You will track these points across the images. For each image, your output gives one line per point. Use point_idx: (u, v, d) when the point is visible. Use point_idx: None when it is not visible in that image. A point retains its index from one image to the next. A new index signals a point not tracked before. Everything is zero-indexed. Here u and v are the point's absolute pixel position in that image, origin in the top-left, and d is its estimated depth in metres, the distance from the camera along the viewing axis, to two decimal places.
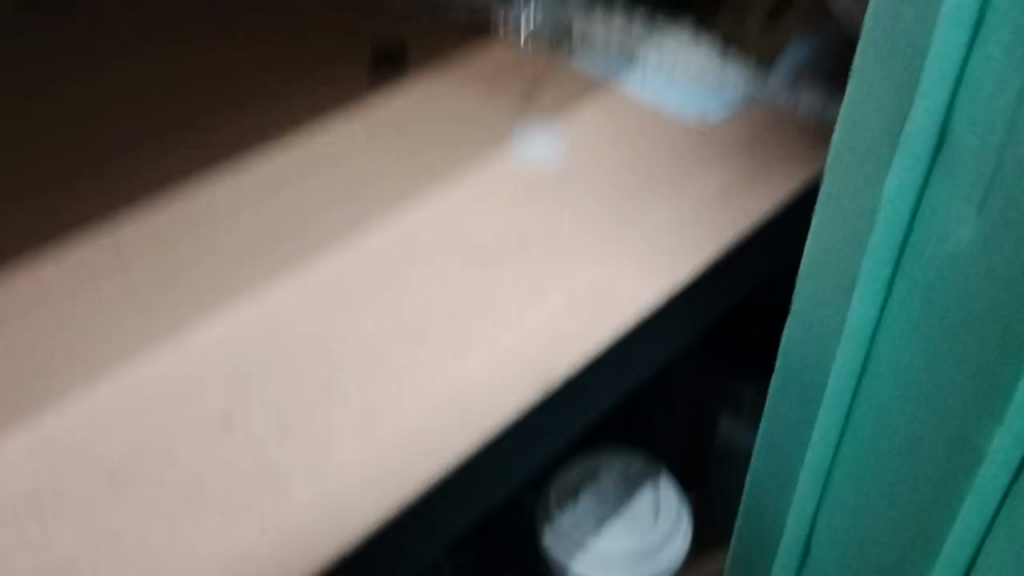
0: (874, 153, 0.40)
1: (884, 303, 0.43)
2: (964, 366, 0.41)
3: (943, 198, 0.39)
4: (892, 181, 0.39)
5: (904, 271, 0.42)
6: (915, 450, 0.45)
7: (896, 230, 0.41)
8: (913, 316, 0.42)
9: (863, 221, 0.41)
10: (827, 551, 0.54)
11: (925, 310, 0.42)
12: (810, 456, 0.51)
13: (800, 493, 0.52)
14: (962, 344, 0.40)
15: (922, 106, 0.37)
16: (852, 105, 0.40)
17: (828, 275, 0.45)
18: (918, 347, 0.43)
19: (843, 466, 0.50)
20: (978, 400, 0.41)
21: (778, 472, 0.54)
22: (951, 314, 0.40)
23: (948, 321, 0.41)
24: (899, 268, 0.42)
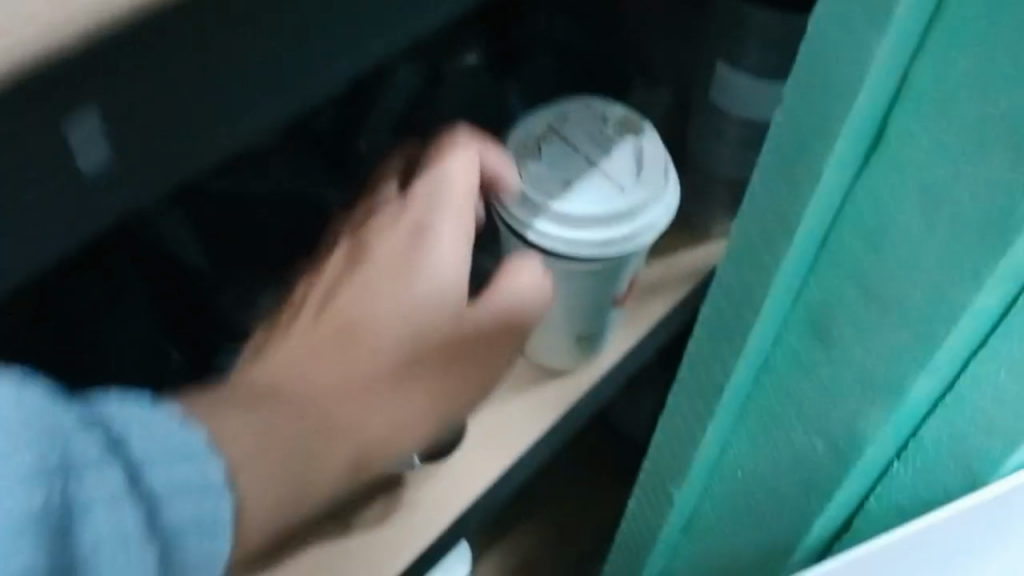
0: (787, 178, 0.28)
1: (841, 204, 0.29)
2: (905, 282, 0.28)
3: (931, 94, 0.24)
4: (806, 206, 0.28)
5: (869, 171, 0.27)
6: (831, 402, 0.32)
7: (797, 264, 0.30)
8: (857, 261, 0.29)
9: (771, 252, 0.30)
10: (713, 484, 0.41)
11: (804, 358, 0.33)
12: (719, 394, 0.36)
13: (703, 429, 0.37)
14: (921, 257, 0.27)
15: (858, 123, 0.26)
16: (779, 123, 0.27)
17: (720, 308, 0.34)
18: (856, 253, 0.29)
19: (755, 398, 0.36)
20: (904, 310, 0.28)
21: (685, 402, 0.38)
22: (866, 315, 0.30)
23: (919, 243, 0.27)
24: (867, 160, 0.27)
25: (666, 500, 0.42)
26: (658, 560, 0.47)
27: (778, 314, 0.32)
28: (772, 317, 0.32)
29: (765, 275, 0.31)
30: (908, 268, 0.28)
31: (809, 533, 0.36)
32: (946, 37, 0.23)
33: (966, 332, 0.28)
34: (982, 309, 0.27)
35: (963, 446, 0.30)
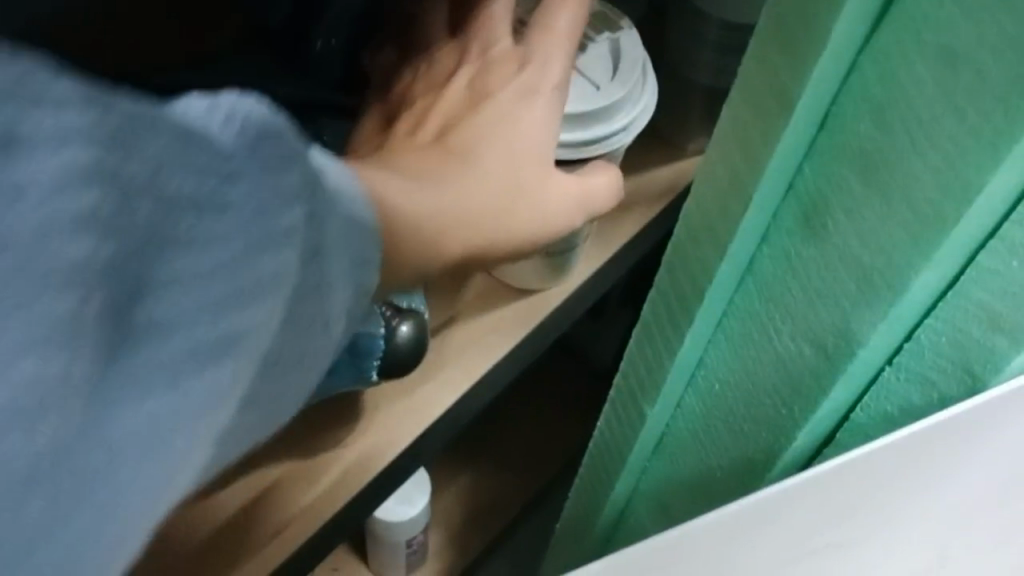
0: (792, 43, 0.25)
1: (842, 83, 0.26)
2: (903, 168, 0.25)
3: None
4: (807, 77, 0.25)
5: (878, 41, 0.24)
6: (818, 301, 0.30)
7: (792, 150, 0.28)
8: (858, 144, 0.26)
9: (767, 130, 0.27)
10: (690, 395, 0.38)
11: (796, 255, 0.30)
12: (700, 297, 0.33)
13: (681, 336, 0.35)
14: (923, 140, 0.24)
15: None
16: None
17: (711, 199, 0.31)
18: (853, 134, 0.26)
19: (738, 298, 0.33)
20: (901, 196, 0.26)
21: (665, 309, 0.35)
22: (863, 205, 0.27)
23: (926, 126, 0.24)
24: (873, 32, 0.24)
25: (639, 411, 0.40)
26: (626, 487, 0.45)
27: (767, 207, 0.30)
28: (756, 215, 0.30)
29: (755, 164, 0.28)
30: (911, 151, 0.25)
31: (789, 447, 0.34)
32: None
33: (971, 225, 0.25)
34: (992, 198, 0.24)
35: (953, 342, 0.28)
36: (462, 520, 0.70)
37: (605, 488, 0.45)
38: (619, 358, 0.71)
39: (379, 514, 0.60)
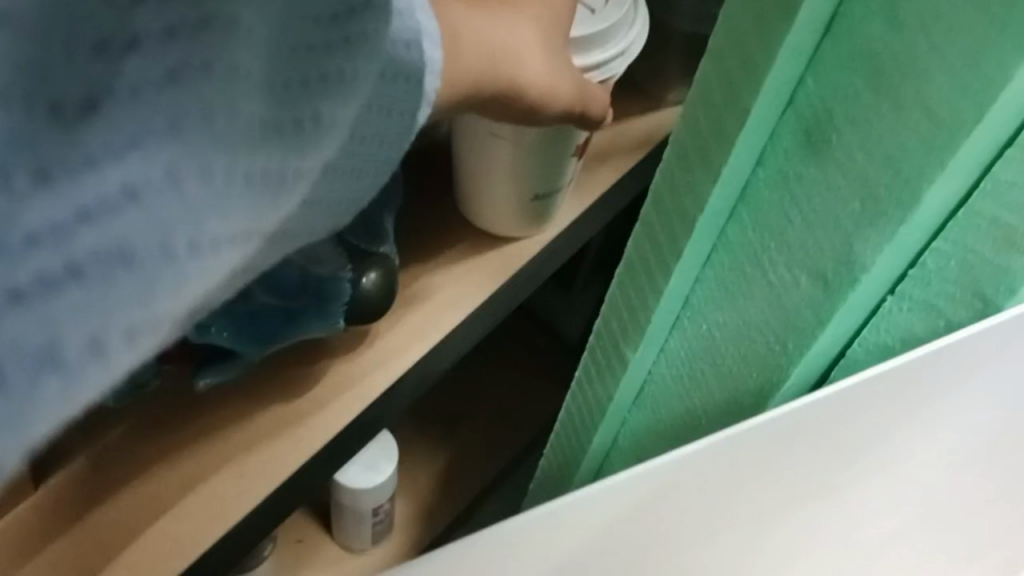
0: None
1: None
2: (915, 73, 0.23)
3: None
4: None
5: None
6: (817, 224, 0.28)
7: (791, 65, 0.26)
8: (863, 54, 0.24)
9: (762, 43, 0.25)
10: (673, 339, 0.37)
11: (794, 178, 0.28)
12: (689, 229, 0.31)
13: (668, 276, 0.33)
14: (938, 40, 0.22)
15: None
16: None
17: (703, 121, 0.29)
18: (859, 38, 0.24)
19: (728, 229, 0.32)
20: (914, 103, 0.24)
21: (650, 248, 0.33)
22: (869, 118, 0.25)
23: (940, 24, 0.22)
24: None
25: (620, 357, 0.38)
26: (607, 439, 0.43)
27: (764, 125, 0.28)
28: (752, 133, 0.28)
29: (753, 76, 0.26)
30: (920, 57, 0.23)
31: (780, 388, 0.33)
32: None
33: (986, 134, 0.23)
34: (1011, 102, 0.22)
35: (965, 259, 0.26)
36: (428, 488, 0.68)
37: (583, 440, 0.43)
38: (590, 321, 0.69)
39: (343, 479, 0.58)
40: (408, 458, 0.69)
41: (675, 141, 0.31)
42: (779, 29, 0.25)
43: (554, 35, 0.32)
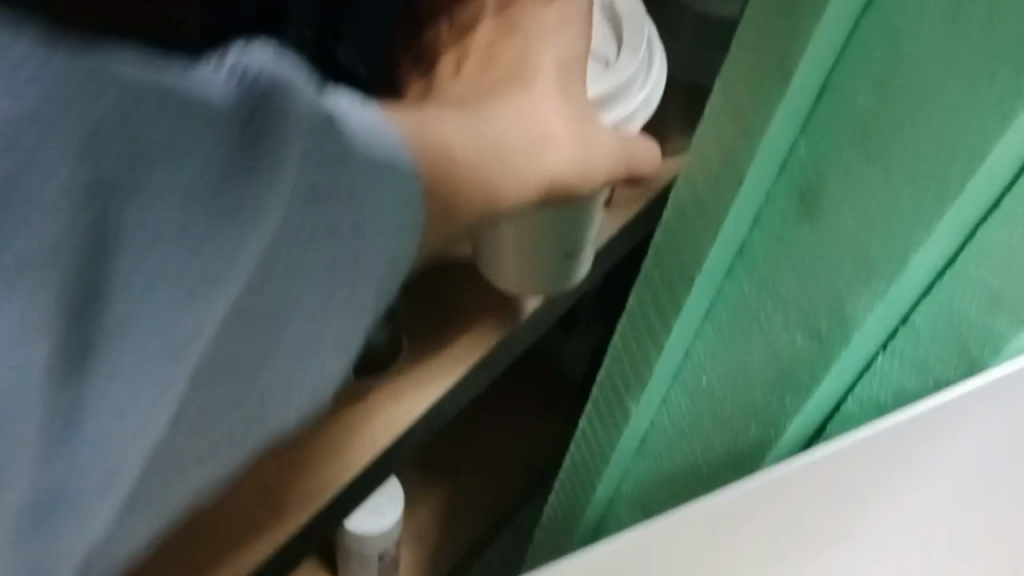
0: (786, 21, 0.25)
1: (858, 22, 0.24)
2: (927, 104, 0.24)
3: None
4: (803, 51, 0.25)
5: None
6: (822, 261, 0.28)
7: (785, 129, 0.27)
8: (853, 121, 0.26)
9: (759, 109, 0.27)
10: (674, 391, 0.37)
11: (789, 237, 0.29)
12: (698, 270, 0.32)
13: (669, 330, 0.34)
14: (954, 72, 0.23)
15: None
16: None
17: (699, 182, 0.30)
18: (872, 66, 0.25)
19: (738, 269, 0.32)
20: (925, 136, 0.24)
21: (651, 303, 0.34)
22: (861, 183, 0.26)
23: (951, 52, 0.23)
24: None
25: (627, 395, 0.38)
26: (608, 489, 0.43)
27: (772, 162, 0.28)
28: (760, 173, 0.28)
29: (748, 142, 0.27)
30: (909, 124, 0.24)
31: (778, 439, 0.33)
32: None
33: (972, 199, 0.24)
34: (993, 170, 0.23)
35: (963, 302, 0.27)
36: (431, 526, 0.69)
37: (584, 487, 0.44)
38: (593, 361, 0.70)
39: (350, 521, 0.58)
40: (411, 496, 0.69)
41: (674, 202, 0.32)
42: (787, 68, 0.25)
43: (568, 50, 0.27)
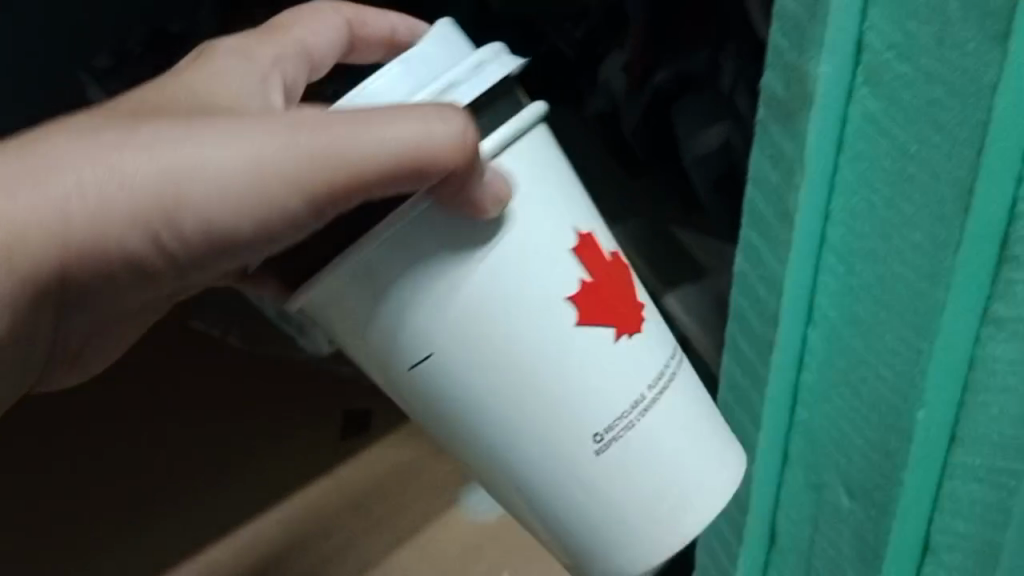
0: (745, 430, 0.54)
1: (836, 156, 0.45)
2: (938, 148, 0.41)
3: (877, 186, 0.44)
4: (758, 450, 0.53)
5: (833, 216, 0.46)
6: (851, 412, 0.48)
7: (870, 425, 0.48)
8: (850, 464, 0.49)
9: (770, 484, 0.54)
10: None
11: (866, 471, 0.48)
12: (763, 401, 0.51)
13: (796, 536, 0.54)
14: (907, 272, 0.44)
15: (776, 401, 0.51)
16: (752, 415, 0.53)
17: (745, 531, 0.57)
18: (894, 104, 0.42)
19: (820, 318, 0.48)
20: (989, 224, 0.40)
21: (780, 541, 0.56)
22: (859, 415, 0.48)
23: (938, 37, 0.39)
24: (790, 461, 0.53)
25: (746, 512, 0.56)
26: None
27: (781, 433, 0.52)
28: (784, 398, 0.51)
29: (754, 459, 0.54)
30: (852, 412, 0.48)
31: (888, 549, 0.49)
32: (806, 425, 0.51)
33: (915, 484, 0.46)
34: (912, 481, 0.46)
35: (989, 464, 0.44)
36: None
37: None
38: None
39: None
40: None
41: (791, 467, 0.53)
42: (766, 381, 0.51)
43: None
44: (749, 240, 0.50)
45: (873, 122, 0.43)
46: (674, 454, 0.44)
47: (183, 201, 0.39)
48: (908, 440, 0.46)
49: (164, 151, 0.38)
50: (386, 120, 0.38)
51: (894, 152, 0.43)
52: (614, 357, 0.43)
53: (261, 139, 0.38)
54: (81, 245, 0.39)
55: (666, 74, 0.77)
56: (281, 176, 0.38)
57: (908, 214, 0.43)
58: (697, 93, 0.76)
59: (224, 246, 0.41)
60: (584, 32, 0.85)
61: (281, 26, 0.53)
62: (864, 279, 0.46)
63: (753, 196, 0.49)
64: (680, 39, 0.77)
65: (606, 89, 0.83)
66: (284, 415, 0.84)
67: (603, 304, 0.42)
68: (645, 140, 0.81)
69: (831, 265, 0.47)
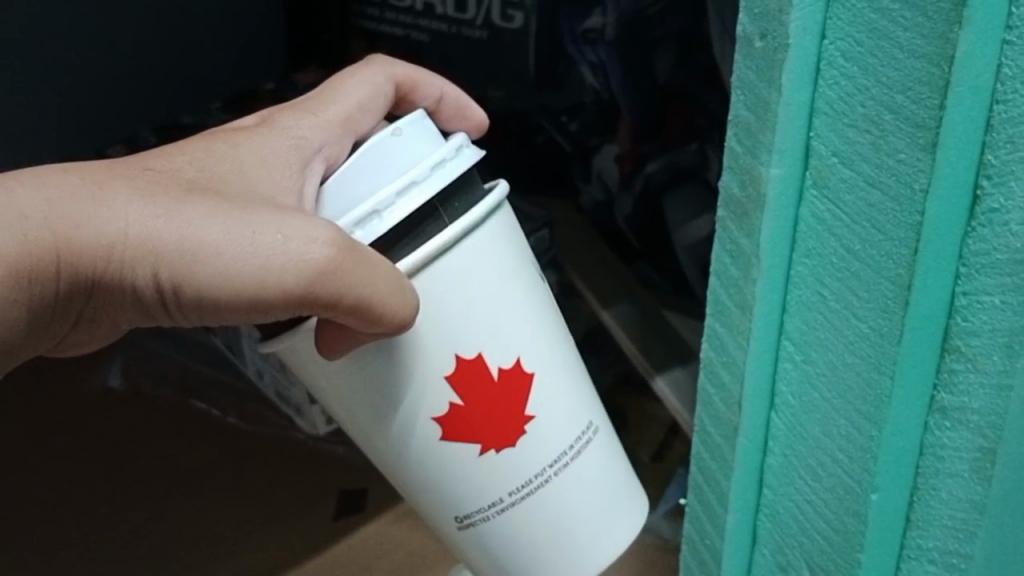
0: (714, 512, 0.56)
1: (790, 253, 0.48)
2: (879, 247, 0.44)
3: (828, 282, 0.47)
4: (727, 531, 0.55)
5: (790, 308, 0.49)
6: (811, 494, 0.50)
7: (829, 506, 0.49)
8: (811, 545, 0.51)
9: (740, 563, 0.56)
10: None
11: (826, 552, 0.50)
12: (730, 483, 0.54)
13: None
14: (856, 361, 0.46)
15: (744, 482, 0.53)
16: (719, 498, 0.55)
17: None
18: (839, 205, 0.45)
19: (782, 402, 0.51)
20: (930, 319, 0.43)
21: None
22: (818, 498, 0.50)
23: (875, 145, 0.43)
24: (757, 540, 0.55)
25: None
26: None
27: (749, 514, 0.54)
28: (750, 479, 0.53)
29: (722, 541, 0.55)
30: (812, 494, 0.50)
31: None
32: (772, 505, 0.53)
33: (872, 564, 0.48)
34: (868, 562, 0.48)
35: (942, 546, 0.47)
36: None
37: None
38: None
39: None
40: None
41: (762, 547, 0.55)
42: (732, 463, 0.53)
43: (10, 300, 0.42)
44: (713, 330, 0.53)
45: (822, 222, 0.46)
46: (580, 510, 0.55)
47: (198, 266, 0.42)
48: (863, 523, 0.47)
49: (203, 222, 0.42)
50: (365, 272, 0.43)
51: (840, 250, 0.46)
52: (476, 465, 0.53)
53: (289, 237, 0.42)
54: (101, 275, 0.43)
55: (657, 165, 0.81)
56: (277, 285, 0.43)
57: (855, 307, 0.46)
58: (688, 186, 0.81)
59: (216, 310, 0.44)
60: (578, 125, 0.86)
61: (329, 100, 0.53)
62: (819, 367, 0.48)
63: (715, 289, 0.52)
64: (669, 132, 0.80)
65: (597, 177, 0.87)
66: (279, 494, 0.86)
67: (477, 426, 0.52)
68: (635, 226, 0.85)
69: (791, 353, 0.50)
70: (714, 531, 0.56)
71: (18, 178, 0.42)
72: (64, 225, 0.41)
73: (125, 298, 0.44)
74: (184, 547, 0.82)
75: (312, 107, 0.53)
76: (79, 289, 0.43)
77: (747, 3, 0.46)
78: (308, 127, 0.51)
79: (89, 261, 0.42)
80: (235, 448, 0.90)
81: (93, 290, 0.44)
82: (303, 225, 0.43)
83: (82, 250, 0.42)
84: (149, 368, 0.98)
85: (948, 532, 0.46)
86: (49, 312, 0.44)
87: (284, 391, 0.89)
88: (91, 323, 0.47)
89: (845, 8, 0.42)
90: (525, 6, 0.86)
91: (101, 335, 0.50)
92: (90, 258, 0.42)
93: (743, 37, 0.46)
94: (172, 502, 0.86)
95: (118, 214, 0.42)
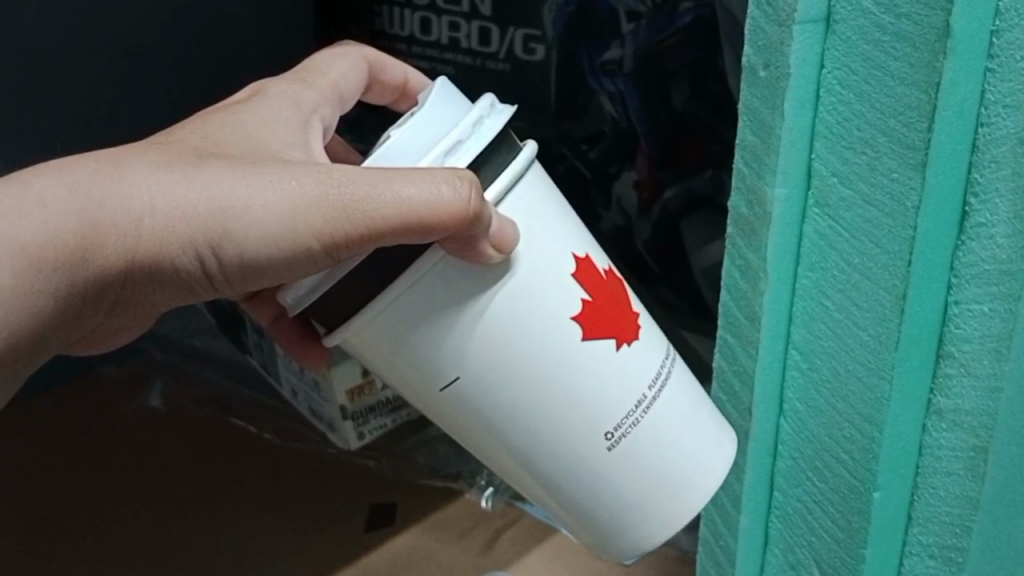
0: (727, 517, 0.59)
1: (795, 268, 0.52)
2: (875, 261, 0.47)
3: (832, 294, 0.50)
4: (741, 532, 0.58)
5: (795, 319, 0.53)
6: (817, 495, 0.54)
7: (836, 505, 0.52)
8: (819, 543, 0.54)
9: (752, 563, 0.59)
10: None
11: (832, 548, 0.53)
12: (742, 487, 0.57)
13: None
14: (857, 367, 0.49)
15: (756, 484, 0.57)
16: (731, 502, 0.58)
17: None
18: (840, 222, 0.49)
19: (790, 408, 0.55)
20: (924, 327, 0.46)
21: None
22: (824, 498, 0.53)
23: (871, 166, 0.46)
24: (769, 539, 0.58)
25: None
26: None
27: (760, 515, 0.58)
28: (761, 482, 0.57)
29: (735, 543, 0.58)
30: (818, 494, 0.54)
31: None
32: (782, 505, 0.57)
33: (876, 559, 0.51)
34: (873, 557, 0.51)
35: (940, 540, 0.51)
36: None
37: None
38: None
39: None
40: None
41: (775, 546, 0.58)
42: (744, 467, 0.56)
43: (41, 286, 0.45)
44: (724, 343, 0.56)
45: (824, 238, 0.50)
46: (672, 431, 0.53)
47: (231, 225, 0.45)
48: (867, 520, 0.50)
49: (216, 190, 0.45)
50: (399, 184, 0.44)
51: (842, 264, 0.49)
52: None
53: (302, 183, 0.45)
54: (139, 257, 0.46)
55: (674, 191, 0.85)
56: (298, 224, 0.44)
57: (856, 317, 0.49)
58: (703, 212, 0.84)
59: (253, 271, 0.46)
60: (597, 151, 0.88)
61: (319, 69, 0.60)
62: (823, 374, 0.52)
63: (726, 304, 0.55)
64: (685, 158, 0.83)
65: (616, 203, 0.89)
66: (310, 506, 0.89)
67: (608, 321, 0.51)
68: (653, 250, 0.88)
69: (797, 362, 0.53)
70: (728, 533, 0.59)
71: (31, 173, 0.45)
72: (87, 218, 0.44)
73: (156, 289, 0.48)
74: (218, 552, 0.85)
75: (304, 75, 0.59)
76: (113, 285, 0.47)
77: (750, 36, 0.50)
78: (300, 91, 0.57)
79: (115, 243, 0.45)
80: (268, 463, 0.94)
81: (127, 280, 0.47)
82: (321, 170, 0.45)
83: (105, 236, 0.45)
84: (188, 390, 1.03)
85: (947, 523, 0.50)
86: (84, 303, 0.48)
87: (313, 408, 0.91)
88: (121, 316, 0.52)
89: (841, 40, 0.46)
90: (547, 39, 0.87)
91: (127, 324, 0.54)
92: (116, 241, 0.45)
93: (748, 68, 0.50)
94: (207, 512, 0.89)
95: (140, 192, 0.45)
